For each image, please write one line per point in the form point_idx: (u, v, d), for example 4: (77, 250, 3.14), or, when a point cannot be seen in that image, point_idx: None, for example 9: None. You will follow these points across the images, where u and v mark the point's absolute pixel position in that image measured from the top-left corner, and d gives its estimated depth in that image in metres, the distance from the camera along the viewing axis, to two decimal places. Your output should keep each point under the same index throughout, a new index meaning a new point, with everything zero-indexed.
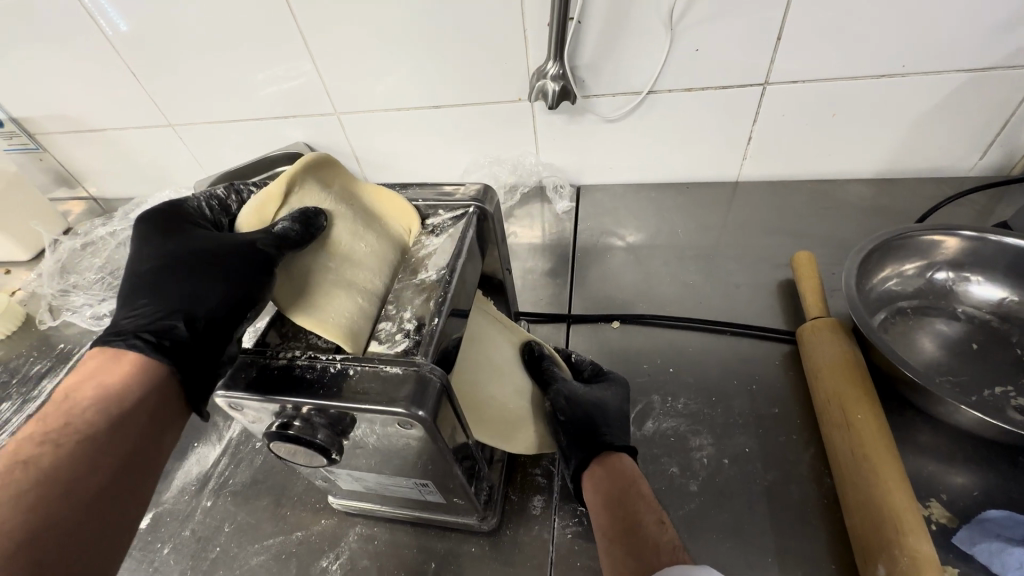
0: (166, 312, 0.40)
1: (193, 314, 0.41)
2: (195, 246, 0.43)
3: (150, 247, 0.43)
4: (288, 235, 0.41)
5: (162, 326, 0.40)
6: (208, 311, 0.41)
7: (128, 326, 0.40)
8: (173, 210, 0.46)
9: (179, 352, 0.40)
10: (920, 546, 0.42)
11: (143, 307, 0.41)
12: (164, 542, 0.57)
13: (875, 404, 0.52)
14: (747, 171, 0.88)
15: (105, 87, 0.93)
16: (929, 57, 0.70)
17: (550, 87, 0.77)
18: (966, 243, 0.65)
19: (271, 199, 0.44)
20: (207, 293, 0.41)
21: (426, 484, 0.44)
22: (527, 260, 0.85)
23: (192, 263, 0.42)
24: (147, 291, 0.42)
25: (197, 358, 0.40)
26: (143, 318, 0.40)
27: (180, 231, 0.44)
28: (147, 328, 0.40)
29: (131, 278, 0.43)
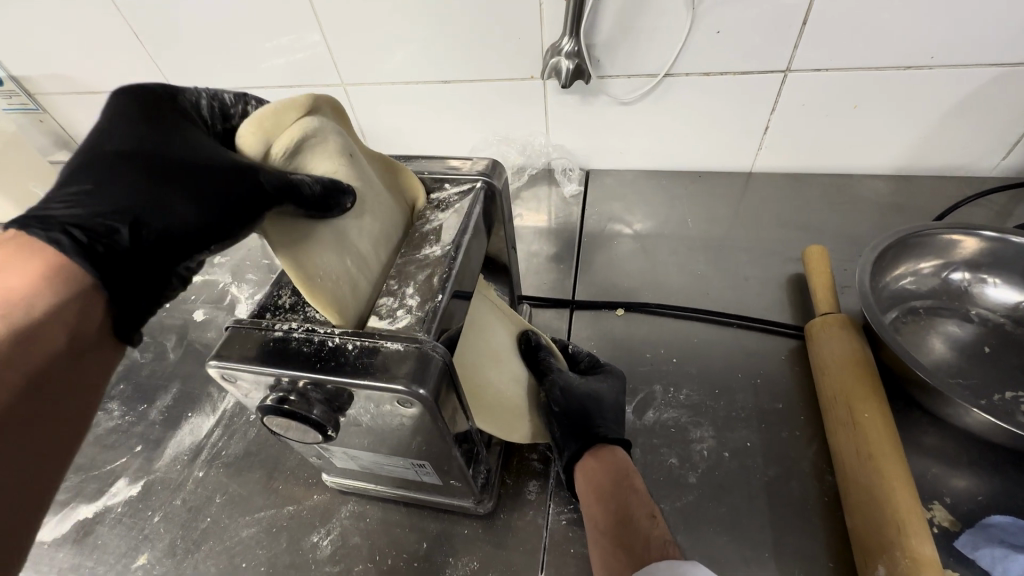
0: (112, 211, 0.30)
1: (150, 222, 0.30)
2: (179, 145, 0.33)
3: (120, 123, 0.33)
4: (300, 188, 0.34)
5: (103, 227, 0.29)
6: (168, 226, 0.31)
7: (60, 210, 0.29)
8: (166, 95, 0.36)
9: (118, 270, 0.30)
10: (922, 549, 0.41)
11: (85, 194, 0.30)
12: (155, 510, 0.57)
13: (884, 404, 0.51)
14: (762, 162, 0.86)
15: (106, 48, 0.91)
16: (960, 49, 0.67)
17: (564, 65, 0.74)
18: (985, 244, 0.63)
19: (291, 107, 0.36)
20: (172, 206, 0.31)
21: (422, 465, 0.43)
22: (532, 243, 0.84)
23: (167, 165, 0.32)
24: (97, 175, 0.31)
25: (139, 275, 0.31)
26: (82, 207, 0.30)
27: (168, 121, 0.34)
28: (83, 222, 0.29)
29: (83, 154, 0.32)
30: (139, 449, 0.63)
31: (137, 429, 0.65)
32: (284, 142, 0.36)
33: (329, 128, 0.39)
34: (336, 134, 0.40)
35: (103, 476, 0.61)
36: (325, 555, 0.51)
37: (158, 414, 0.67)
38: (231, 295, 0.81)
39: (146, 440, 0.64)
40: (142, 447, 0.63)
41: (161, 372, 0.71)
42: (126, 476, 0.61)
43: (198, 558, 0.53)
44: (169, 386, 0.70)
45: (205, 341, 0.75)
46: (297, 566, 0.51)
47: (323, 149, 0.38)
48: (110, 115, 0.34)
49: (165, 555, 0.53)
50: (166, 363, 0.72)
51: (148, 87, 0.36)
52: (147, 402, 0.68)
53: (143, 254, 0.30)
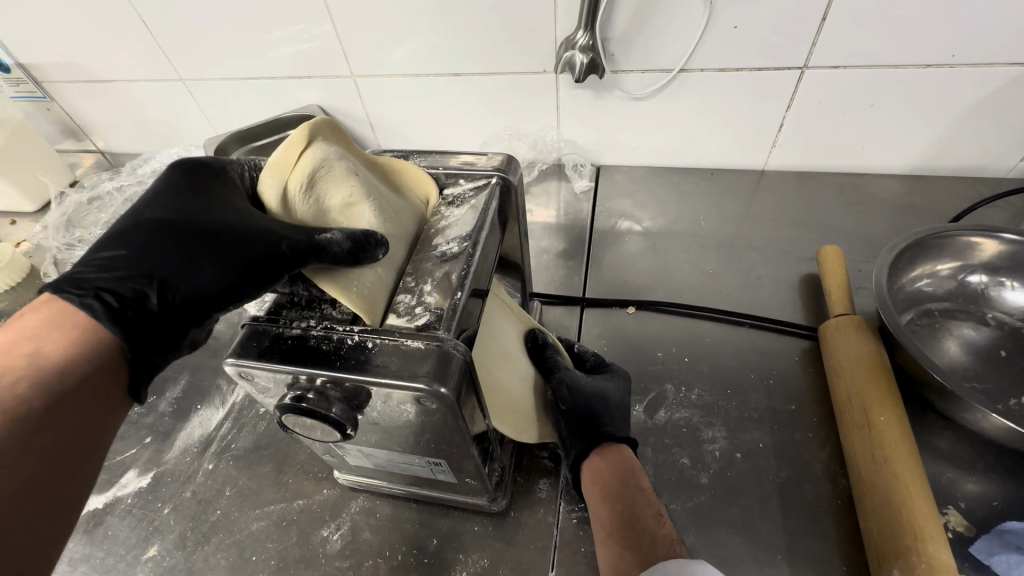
0: (141, 275, 0.33)
1: (176, 287, 0.33)
2: (210, 212, 0.35)
3: (165, 188, 0.36)
4: (325, 245, 0.35)
5: (132, 291, 0.32)
6: (191, 291, 0.34)
7: (95, 274, 0.32)
8: (217, 161, 0.39)
9: (142, 331, 0.33)
10: (938, 554, 0.40)
11: (121, 258, 0.33)
12: (165, 502, 0.57)
13: (900, 407, 0.50)
14: (775, 160, 0.85)
15: (114, 36, 0.90)
16: (983, 48, 0.66)
17: (578, 60, 0.73)
18: (1005, 246, 0.62)
19: (294, 143, 0.38)
20: (196, 271, 0.34)
21: (438, 463, 0.43)
22: (542, 238, 0.83)
23: (193, 231, 0.34)
24: (132, 239, 0.34)
25: (158, 334, 0.33)
26: (113, 272, 0.32)
27: (209, 188, 0.37)
28: (113, 286, 0.32)
29: (127, 214, 0.35)
30: (148, 440, 0.63)
31: (146, 421, 0.65)
32: (295, 182, 0.38)
33: (333, 151, 0.41)
34: (342, 155, 0.41)
35: (113, 467, 0.61)
36: (335, 549, 0.51)
37: (168, 406, 0.67)
38: None
39: (155, 432, 0.64)
40: (151, 438, 0.63)
41: (170, 364, 0.71)
42: (136, 468, 0.61)
43: (208, 550, 0.53)
44: (179, 377, 0.69)
45: (213, 333, 0.75)
46: (307, 560, 0.51)
47: (332, 176, 0.40)
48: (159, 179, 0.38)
49: (176, 547, 0.53)
50: None
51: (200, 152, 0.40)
52: (156, 393, 0.68)
53: (165, 317, 0.33)
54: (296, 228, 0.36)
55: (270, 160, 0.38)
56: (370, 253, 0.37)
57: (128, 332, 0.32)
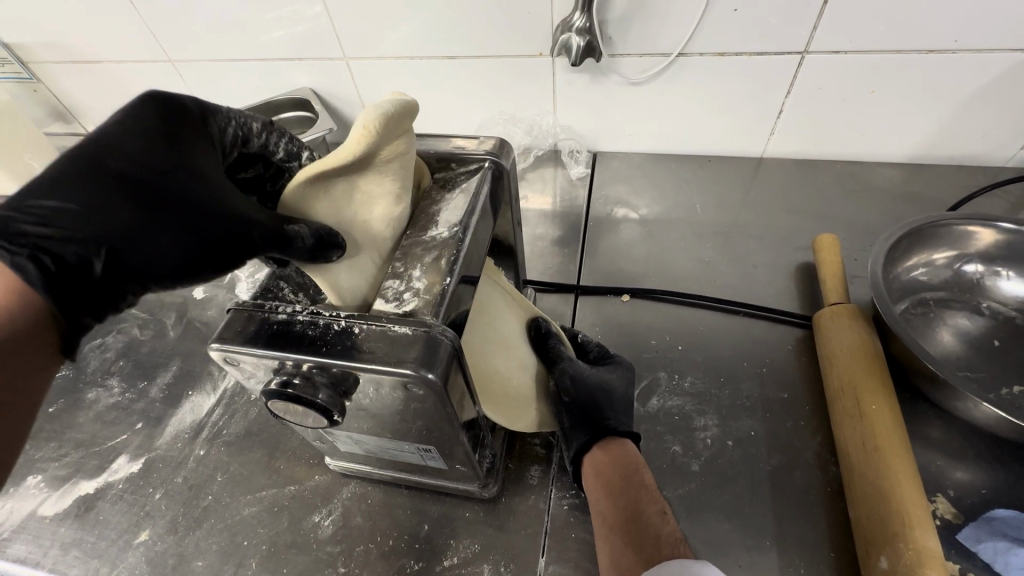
0: (86, 239, 0.30)
1: (134, 255, 0.31)
2: (173, 175, 0.32)
3: (127, 132, 0.32)
4: (292, 240, 0.34)
5: (75, 253, 0.30)
6: (139, 257, 0.31)
7: (35, 224, 0.29)
8: (198, 116, 0.35)
9: (83, 291, 0.31)
10: (926, 541, 0.41)
11: (68, 213, 0.30)
12: (155, 488, 0.57)
13: (892, 396, 0.50)
14: (773, 147, 0.84)
15: (99, 14, 0.87)
16: (986, 33, 0.65)
17: (575, 42, 0.71)
18: (1002, 236, 0.62)
19: (400, 119, 0.35)
20: (149, 238, 0.31)
21: (428, 449, 0.43)
22: (537, 225, 0.82)
23: (151, 193, 0.32)
24: (85, 191, 0.30)
25: (97, 292, 0.32)
26: (58, 229, 0.30)
27: (180, 145, 0.33)
28: (57, 249, 0.30)
29: (84, 151, 0.31)
30: (139, 426, 0.63)
31: (137, 407, 0.65)
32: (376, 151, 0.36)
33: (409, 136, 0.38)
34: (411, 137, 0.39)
35: (104, 452, 0.61)
36: (326, 534, 0.51)
37: (159, 392, 0.66)
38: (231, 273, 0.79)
39: (146, 418, 0.64)
40: (142, 424, 0.63)
41: (161, 350, 0.70)
42: (127, 453, 0.61)
43: (199, 535, 0.53)
44: (170, 363, 0.69)
45: (205, 320, 0.74)
46: (299, 545, 0.51)
47: (399, 161, 0.38)
48: (127, 114, 0.33)
49: (167, 532, 0.53)
50: (166, 341, 0.72)
51: (180, 96, 0.35)
52: (148, 379, 0.68)
53: (110, 281, 0.32)
54: (257, 212, 0.34)
55: (378, 113, 0.34)
56: (326, 253, 0.36)
57: (66, 296, 0.31)
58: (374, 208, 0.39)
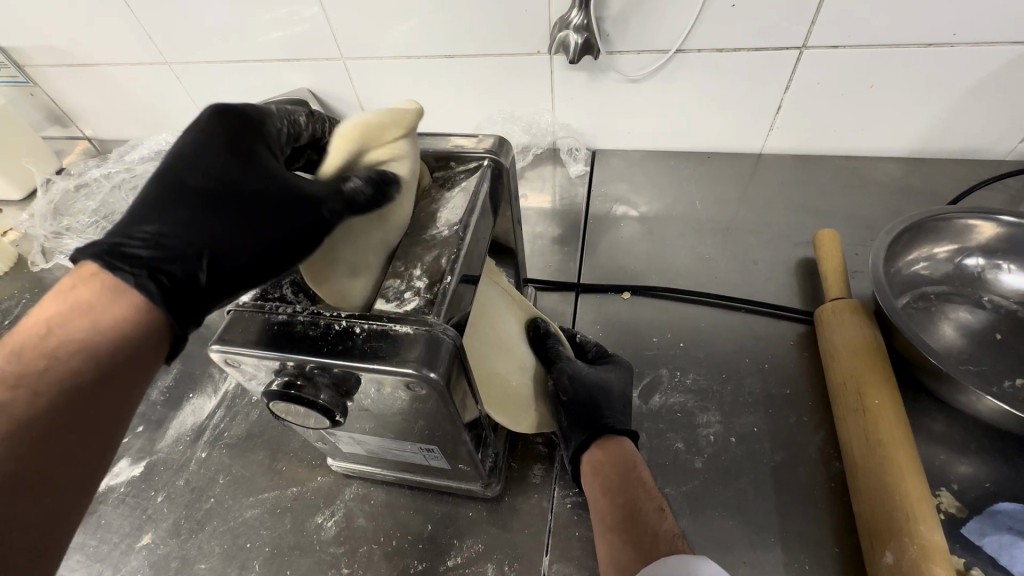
0: (190, 251, 0.30)
1: (229, 261, 0.31)
2: (252, 176, 0.33)
3: (195, 151, 0.33)
4: (354, 196, 0.36)
5: (181, 268, 0.30)
6: (238, 259, 0.32)
7: (140, 251, 0.29)
8: (256, 121, 0.37)
9: (189, 305, 0.31)
10: (931, 536, 0.41)
11: (166, 233, 0.30)
12: (158, 490, 0.57)
13: (895, 391, 0.50)
14: (772, 142, 0.84)
15: (95, 16, 0.87)
16: (985, 25, 0.65)
17: (572, 40, 0.71)
18: (1002, 229, 0.62)
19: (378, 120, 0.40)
20: (243, 240, 0.32)
21: (431, 449, 0.43)
22: (536, 223, 0.82)
23: (236, 194, 0.32)
24: (180, 209, 0.31)
25: (200, 304, 0.31)
26: (162, 248, 0.30)
27: (249, 152, 0.34)
28: (165, 265, 0.29)
29: (166, 177, 0.32)
30: (141, 429, 0.63)
31: (138, 410, 0.65)
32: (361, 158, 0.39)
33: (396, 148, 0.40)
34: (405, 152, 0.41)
35: None
36: (330, 535, 0.51)
37: (160, 394, 0.66)
38: None
39: (147, 421, 0.64)
40: (143, 427, 0.63)
41: None
42: (128, 457, 0.60)
43: (203, 538, 0.53)
44: (170, 366, 0.69)
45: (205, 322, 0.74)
46: (302, 546, 0.51)
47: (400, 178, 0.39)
48: (192, 135, 0.35)
49: (169, 535, 0.53)
50: None
51: (223, 109, 0.36)
52: None
53: (215, 292, 0.31)
54: (325, 186, 0.35)
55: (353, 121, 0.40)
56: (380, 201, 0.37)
57: (179, 312, 0.30)
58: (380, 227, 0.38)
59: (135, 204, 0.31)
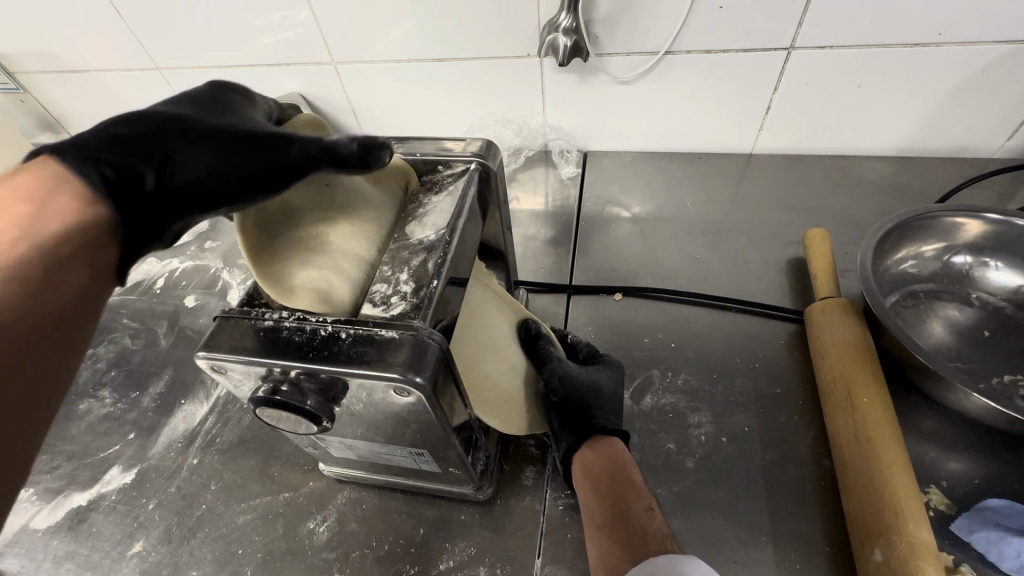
0: (142, 153, 0.32)
1: (175, 173, 0.32)
2: (229, 117, 0.35)
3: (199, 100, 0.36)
4: (339, 149, 0.34)
5: (129, 164, 0.32)
6: (194, 182, 0.33)
7: (105, 156, 0.31)
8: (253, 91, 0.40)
9: (136, 205, 0.32)
10: (920, 533, 0.41)
11: (131, 138, 0.32)
12: (150, 497, 0.57)
13: (884, 389, 0.50)
14: (762, 142, 0.85)
15: (85, 23, 0.87)
16: (969, 25, 0.65)
17: (561, 42, 0.71)
18: (989, 226, 0.62)
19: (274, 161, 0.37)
20: (197, 155, 0.33)
21: (421, 453, 0.43)
22: (528, 225, 0.82)
23: (217, 125, 0.34)
24: (150, 124, 0.33)
25: (145, 209, 0.33)
26: (118, 145, 0.32)
27: (232, 103, 0.37)
28: (116, 161, 0.31)
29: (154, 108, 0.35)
30: (132, 436, 0.63)
31: (130, 417, 0.65)
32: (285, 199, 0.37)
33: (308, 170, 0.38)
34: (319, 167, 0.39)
35: (97, 464, 0.61)
36: (322, 541, 0.51)
37: (151, 401, 0.66)
38: (223, 280, 0.79)
39: (139, 428, 0.63)
40: (135, 434, 0.63)
41: (153, 360, 0.70)
42: (120, 464, 0.60)
43: (194, 544, 0.53)
44: (162, 372, 0.69)
45: (197, 328, 0.74)
46: (294, 551, 0.51)
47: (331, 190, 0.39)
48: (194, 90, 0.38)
49: (161, 542, 0.53)
50: (157, 350, 0.71)
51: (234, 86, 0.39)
52: (140, 389, 0.67)
53: (159, 198, 0.33)
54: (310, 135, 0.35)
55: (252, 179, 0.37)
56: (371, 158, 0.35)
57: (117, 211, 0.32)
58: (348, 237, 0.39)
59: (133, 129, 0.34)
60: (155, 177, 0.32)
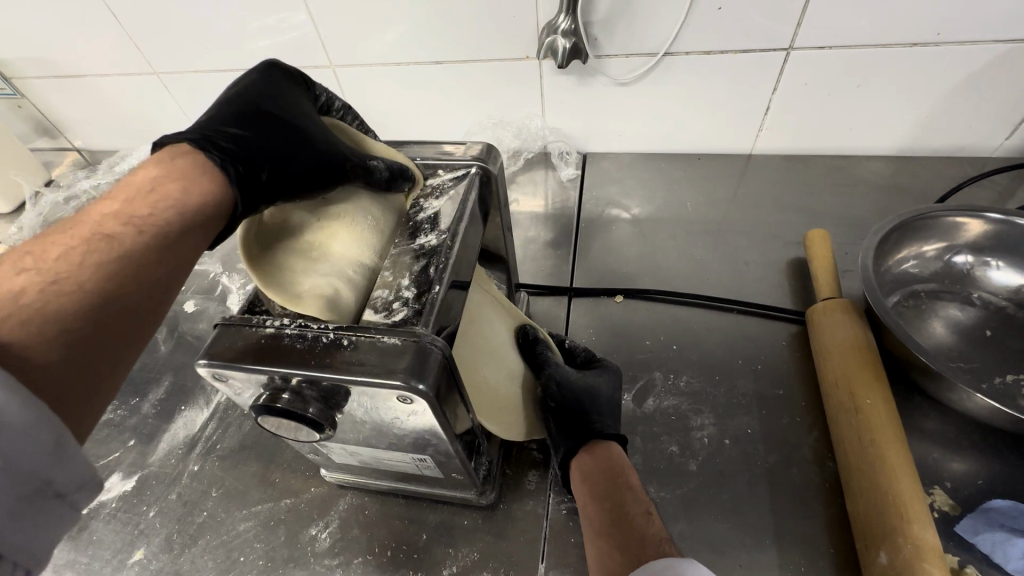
0: (258, 153, 0.35)
1: (283, 168, 0.36)
2: (304, 117, 0.40)
3: (267, 84, 0.40)
4: (374, 170, 0.41)
5: (251, 160, 0.34)
6: (295, 173, 0.36)
7: (226, 141, 0.34)
8: (305, 87, 0.44)
9: (253, 197, 0.34)
10: (924, 535, 0.41)
11: (243, 137, 0.35)
12: (150, 505, 0.56)
13: (886, 390, 0.50)
14: (762, 143, 0.85)
15: (82, 27, 0.87)
16: (969, 25, 0.65)
17: (560, 44, 0.71)
18: (989, 226, 0.62)
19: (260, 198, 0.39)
20: (294, 155, 0.36)
21: (423, 459, 0.42)
22: (528, 228, 0.82)
23: (301, 129, 0.38)
24: (255, 125, 0.36)
25: (263, 198, 0.35)
26: (243, 145, 0.35)
27: (297, 100, 0.41)
28: (243, 157, 0.34)
29: (235, 98, 0.38)
30: (132, 443, 0.62)
31: (130, 423, 0.64)
32: (275, 224, 0.38)
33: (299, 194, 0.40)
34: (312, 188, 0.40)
35: (97, 471, 0.60)
36: (324, 547, 0.51)
37: (151, 407, 0.65)
38: (222, 284, 0.79)
39: (139, 434, 0.63)
40: (135, 441, 0.62)
41: (152, 366, 0.70)
42: (120, 471, 0.60)
43: (196, 552, 0.52)
44: (162, 378, 0.68)
45: (196, 333, 0.73)
46: (296, 558, 0.50)
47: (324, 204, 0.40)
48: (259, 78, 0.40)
49: (162, 550, 0.53)
50: (157, 356, 0.71)
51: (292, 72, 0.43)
52: (139, 395, 0.67)
53: (268, 191, 0.35)
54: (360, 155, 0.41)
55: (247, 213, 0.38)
56: (396, 184, 0.43)
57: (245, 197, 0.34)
58: (345, 242, 0.38)
59: (218, 109, 0.37)
60: (268, 173, 0.35)
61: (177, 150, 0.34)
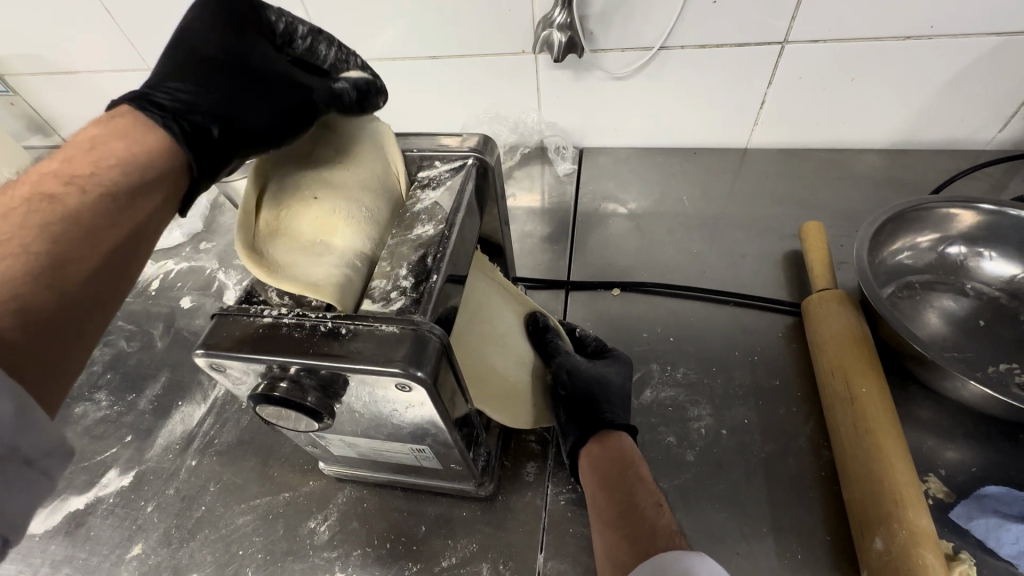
0: (206, 109, 0.34)
1: (234, 123, 0.35)
2: (249, 52, 0.37)
3: (201, 16, 0.37)
4: (342, 95, 0.40)
5: (199, 118, 0.34)
6: (250, 126, 0.36)
7: (173, 102, 0.34)
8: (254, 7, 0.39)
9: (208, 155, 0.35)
10: (919, 521, 0.41)
11: (187, 92, 0.34)
12: (148, 500, 0.56)
13: (881, 379, 0.51)
14: (757, 138, 0.85)
15: (75, 23, 0.86)
16: (961, 18, 0.66)
17: (556, 38, 0.70)
18: (983, 217, 0.63)
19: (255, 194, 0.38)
20: (245, 107, 0.35)
21: (422, 449, 0.43)
22: (526, 222, 0.82)
23: (248, 69, 0.36)
24: (196, 75, 0.35)
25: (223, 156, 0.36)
26: (187, 102, 0.34)
27: (242, 31, 0.37)
28: (190, 116, 0.34)
29: (176, 44, 0.36)
30: (129, 439, 0.62)
31: (126, 420, 0.64)
32: (273, 220, 0.38)
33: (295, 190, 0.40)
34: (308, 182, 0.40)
35: (94, 467, 0.60)
36: (323, 540, 0.51)
37: (148, 404, 0.65)
38: (219, 280, 0.79)
39: (136, 430, 0.63)
40: (132, 437, 0.62)
41: (149, 362, 0.69)
42: (116, 467, 0.60)
43: (194, 547, 0.52)
44: (159, 374, 0.68)
45: (193, 328, 0.73)
46: (294, 551, 0.50)
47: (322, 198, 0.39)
48: (199, 10, 0.37)
49: (160, 545, 0.53)
50: (154, 352, 0.71)
51: None
52: (136, 391, 0.67)
53: (224, 148, 0.35)
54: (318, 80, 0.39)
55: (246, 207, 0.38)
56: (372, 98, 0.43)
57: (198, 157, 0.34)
58: (350, 236, 0.39)
59: (164, 63, 0.36)
60: (219, 129, 0.35)
61: (117, 112, 0.35)
